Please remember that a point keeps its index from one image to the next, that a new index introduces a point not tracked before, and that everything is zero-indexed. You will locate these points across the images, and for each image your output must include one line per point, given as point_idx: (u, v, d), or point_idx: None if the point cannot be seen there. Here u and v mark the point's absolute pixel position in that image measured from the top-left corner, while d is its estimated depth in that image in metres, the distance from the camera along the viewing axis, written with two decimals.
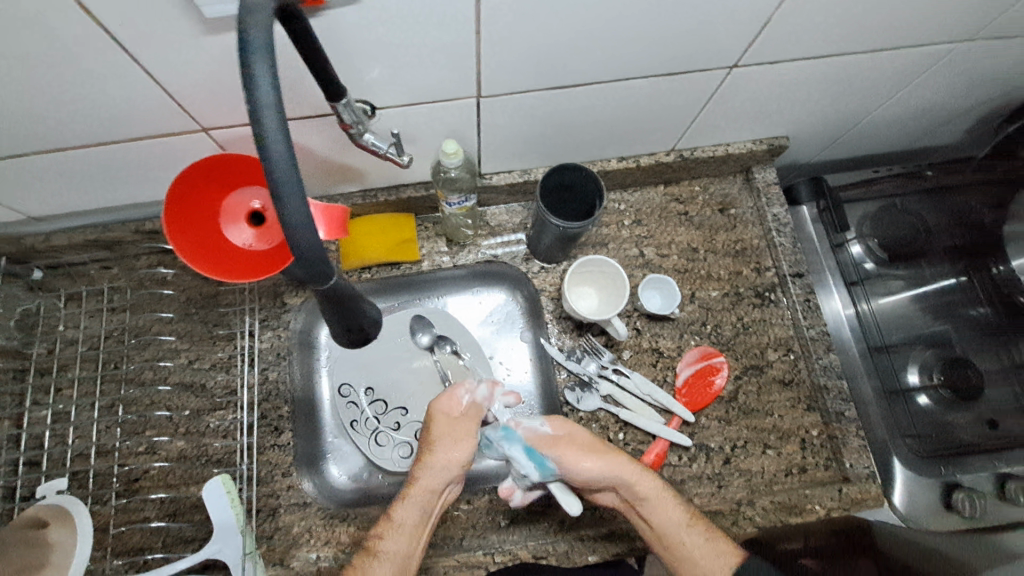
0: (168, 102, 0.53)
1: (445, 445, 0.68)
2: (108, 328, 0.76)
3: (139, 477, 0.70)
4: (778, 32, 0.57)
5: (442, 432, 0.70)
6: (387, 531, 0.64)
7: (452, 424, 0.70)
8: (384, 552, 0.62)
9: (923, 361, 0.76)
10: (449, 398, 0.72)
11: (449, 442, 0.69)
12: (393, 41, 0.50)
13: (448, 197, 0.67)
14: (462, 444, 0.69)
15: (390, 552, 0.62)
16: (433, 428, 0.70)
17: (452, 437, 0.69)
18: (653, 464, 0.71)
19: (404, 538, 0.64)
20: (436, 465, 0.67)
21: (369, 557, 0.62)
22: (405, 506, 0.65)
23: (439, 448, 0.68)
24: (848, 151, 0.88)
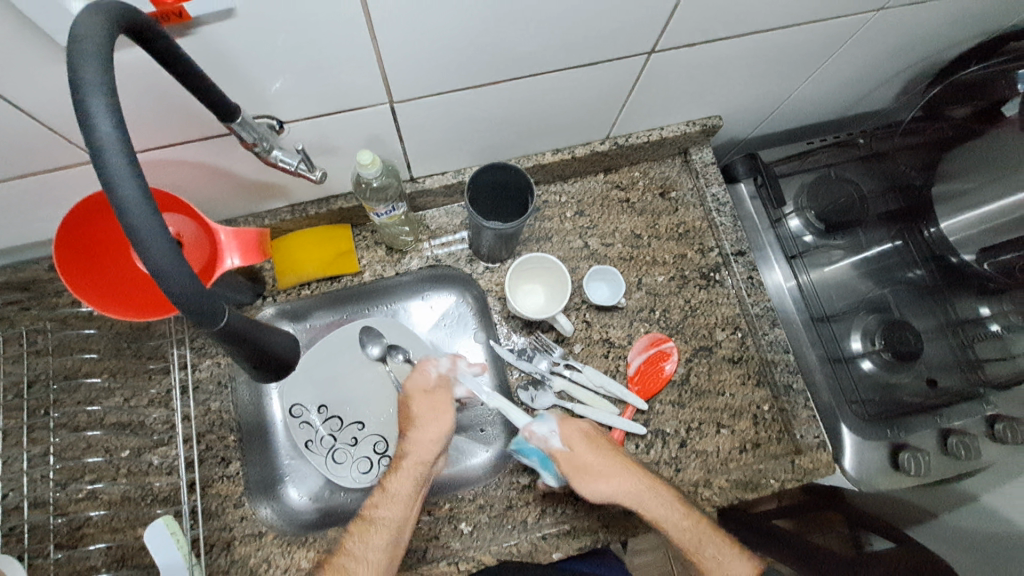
0: (46, 134, 0.49)
1: (425, 418, 0.73)
2: (32, 373, 0.71)
3: (81, 525, 0.67)
4: (690, 14, 0.56)
5: (421, 411, 0.74)
6: (380, 501, 0.68)
7: (428, 397, 0.75)
8: (377, 518, 0.66)
9: (866, 327, 0.77)
10: (423, 373, 0.76)
11: (428, 416, 0.73)
12: (283, 52, 0.47)
13: (375, 209, 0.65)
14: (440, 416, 0.73)
15: (386, 518, 0.66)
16: (411, 406, 0.74)
17: (428, 408, 0.74)
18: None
19: (400, 507, 0.67)
20: (420, 436, 0.72)
21: (365, 524, 0.66)
22: (397, 477, 0.69)
23: (421, 422, 0.73)
24: (783, 124, 0.88)
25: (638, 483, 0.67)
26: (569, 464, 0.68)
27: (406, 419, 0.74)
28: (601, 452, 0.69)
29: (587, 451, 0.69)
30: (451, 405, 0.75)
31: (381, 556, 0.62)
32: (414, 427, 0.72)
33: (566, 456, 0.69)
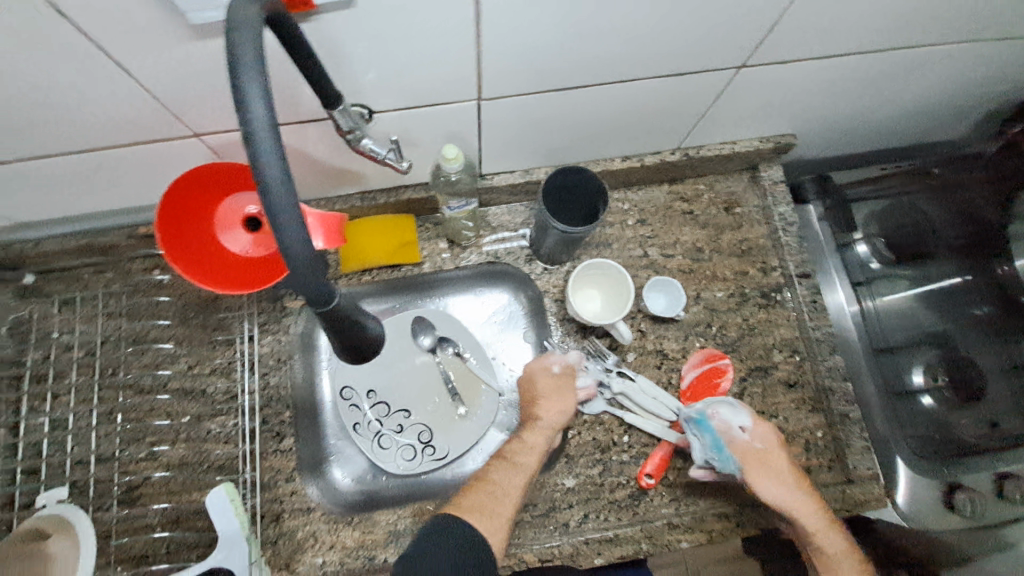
0: (155, 108, 0.51)
1: (551, 396, 0.71)
2: (104, 334, 0.74)
3: (139, 485, 0.69)
4: (788, 31, 0.55)
5: (543, 389, 0.72)
6: (519, 449, 0.68)
7: (556, 380, 0.73)
8: (521, 466, 0.67)
9: (928, 361, 0.75)
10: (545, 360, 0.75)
11: (548, 393, 0.72)
12: (389, 46, 0.48)
13: (448, 202, 0.66)
14: (568, 398, 0.71)
15: (526, 466, 0.67)
16: (537, 382, 0.73)
17: (552, 380, 0.73)
18: (658, 468, 0.71)
19: (535, 456, 0.68)
20: (549, 407, 0.70)
21: (506, 466, 0.67)
22: (534, 430, 0.69)
23: (547, 394, 0.71)
24: (856, 147, 0.86)
25: (801, 499, 0.66)
26: (757, 458, 0.67)
27: (531, 394, 0.73)
28: (775, 455, 0.68)
29: (772, 451, 0.68)
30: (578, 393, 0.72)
31: (518, 496, 0.65)
32: (540, 400, 0.71)
33: (749, 450, 0.68)
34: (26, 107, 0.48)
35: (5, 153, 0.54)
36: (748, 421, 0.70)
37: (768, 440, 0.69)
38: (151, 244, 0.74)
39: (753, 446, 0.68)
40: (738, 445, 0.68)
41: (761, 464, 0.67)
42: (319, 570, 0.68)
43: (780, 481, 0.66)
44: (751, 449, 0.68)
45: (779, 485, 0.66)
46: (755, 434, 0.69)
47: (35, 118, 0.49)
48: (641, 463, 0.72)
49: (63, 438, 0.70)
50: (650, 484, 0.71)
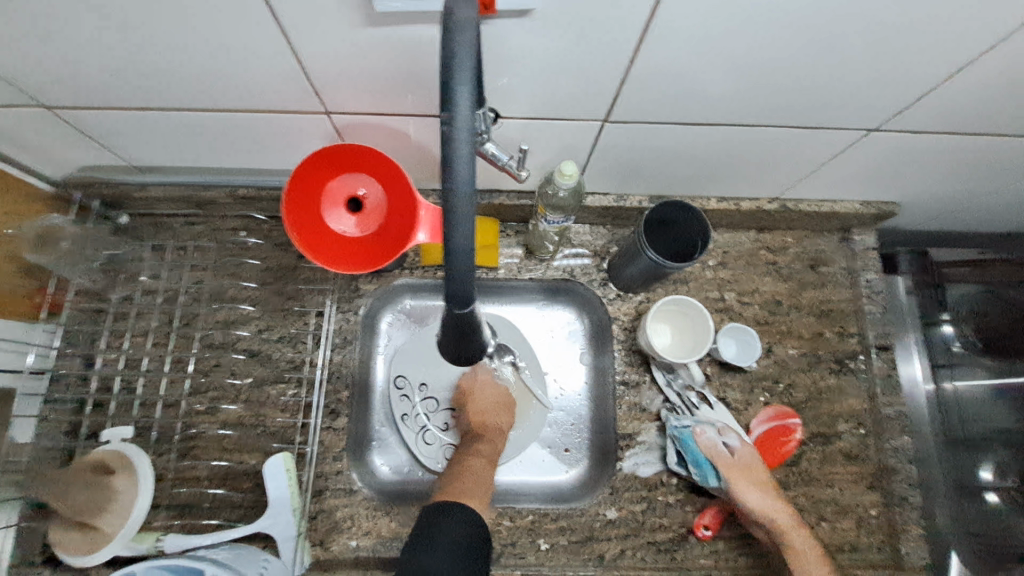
0: (303, 82, 0.52)
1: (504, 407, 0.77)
2: (187, 284, 0.77)
3: (195, 436, 0.71)
4: (933, 103, 0.54)
5: (486, 400, 0.77)
6: (485, 447, 0.72)
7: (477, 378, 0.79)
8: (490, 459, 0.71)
9: (1000, 459, 0.72)
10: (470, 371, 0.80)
11: (496, 404, 0.77)
12: (546, 57, 0.48)
13: (549, 214, 0.66)
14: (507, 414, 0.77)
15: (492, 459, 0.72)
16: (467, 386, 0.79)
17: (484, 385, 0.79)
18: (716, 520, 0.69)
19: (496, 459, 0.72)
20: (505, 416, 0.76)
21: (481, 462, 0.71)
22: (484, 429, 0.74)
23: (480, 394, 0.78)
24: (954, 226, 0.84)
25: (786, 515, 0.66)
26: (736, 471, 0.68)
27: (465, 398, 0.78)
28: (760, 470, 0.69)
29: (756, 466, 0.69)
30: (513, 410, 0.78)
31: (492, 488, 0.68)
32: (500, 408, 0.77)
33: (730, 463, 0.68)
34: (187, 62, 0.50)
35: (147, 101, 0.56)
36: (735, 440, 0.70)
37: (750, 458, 0.69)
38: (247, 207, 0.77)
39: (736, 461, 0.69)
40: (717, 456, 0.68)
41: (743, 476, 0.68)
42: (352, 553, 0.68)
43: (761, 495, 0.67)
44: (730, 460, 0.68)
45: (758, 497, 0.66)
46: (733, 448, 0.70)
47: (190, 74, 0.51)
48: (699, 514, 0.71)
49: (134, 377, 0.73)
50: (707, 536, 0.69)
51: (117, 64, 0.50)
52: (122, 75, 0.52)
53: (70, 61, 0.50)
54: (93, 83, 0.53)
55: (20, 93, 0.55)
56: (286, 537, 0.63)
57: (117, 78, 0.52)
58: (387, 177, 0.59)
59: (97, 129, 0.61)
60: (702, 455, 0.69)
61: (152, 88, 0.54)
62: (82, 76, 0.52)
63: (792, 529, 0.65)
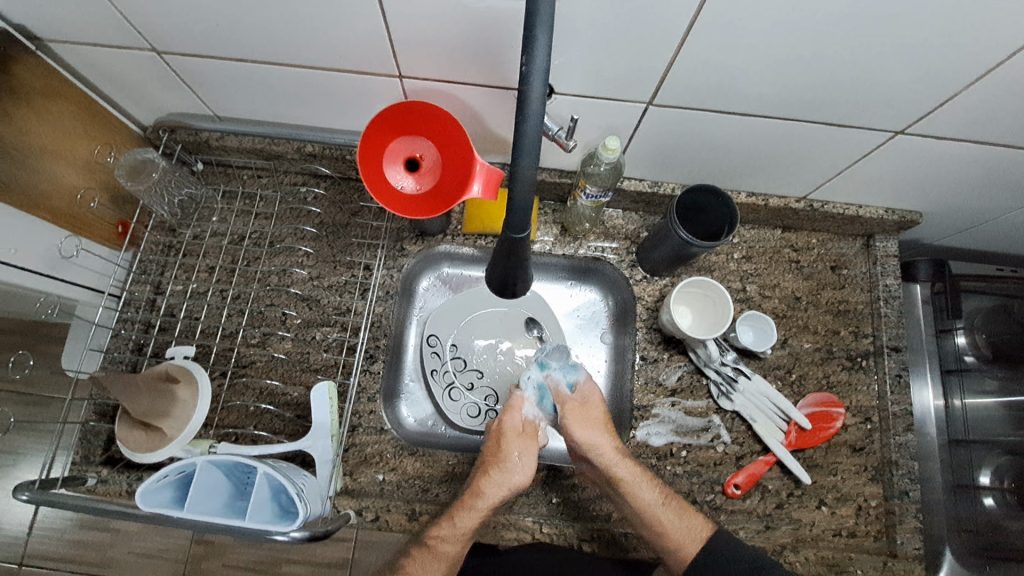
0: (383, 44, 0.59)
1: (514, 463, 0.69)
2: (250, 230, 0.84)
3: (246, 364, 0.78)
4: (956, 109, 0.59)
5: (505, 452, 0.70)
6: (448, 536, 0.65)
7: (521, 441, 0.71)
8: (442, 555, 0.64)
9: (998, 465, 0.75)
10: (517, 415, 0.74)
11: (508, 462, 0.69)
12: (603, 37, 0.54)
13: (587, 188, 0.72)
14: (517, 476, 0.68)
15: (447, 555, 0.64)
16: (502, 446, 0.70)
17: (518, 454, 0.70)
18: (747, 480, 0.74)
19: (459, 543, 0.65)
20: (500, 477, 0.68)
21: (428, 556, 0.64)
22: (466, 512, 0.66)
23: (508, 465, 0.69)
24: (976, 241, 0.87)
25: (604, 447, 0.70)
26: (573, 410, 0.73)
27: (494, 459, 0.70)
28: (596, 409, 0.74)
29: (594, 406, 0.74)
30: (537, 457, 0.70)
31: None
32: (498, 467, 0.68)
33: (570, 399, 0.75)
34: (288, 19, 0.57)
35: (244, 53, 0.63)
36: (757, 416, 0.77)
37: (589, 393, 0.76)
38: (312, 163, 0.84)
39: (575, 398, 0.75)
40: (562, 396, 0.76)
41: (578, 413, 0.73)
42: (378, 485, 0.74)
43: (586, 429, 0.71)
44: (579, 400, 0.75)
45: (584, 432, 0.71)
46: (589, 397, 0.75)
47: (288, 31, 0.59)
48: (731, 474, 0.75)
49: (196, 307, 0.80)
50: (735, 494, 0.74)
51: (227, 15, 0.57)
52: (229, 27, 0.59)
53: (189, 11, 0.57)
54: (202, 33, 0.61)
55: (138, 38, 0.62)
56: (324, 458, 0.69)
57: (224, 29, 0.59)
58: (444, 140, 0.65)
59: (196, 77, 0.69)
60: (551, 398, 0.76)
61: (252, 43, 0.61)
62: (195, 26, 0.59)
63: (615, 468, 0.69)
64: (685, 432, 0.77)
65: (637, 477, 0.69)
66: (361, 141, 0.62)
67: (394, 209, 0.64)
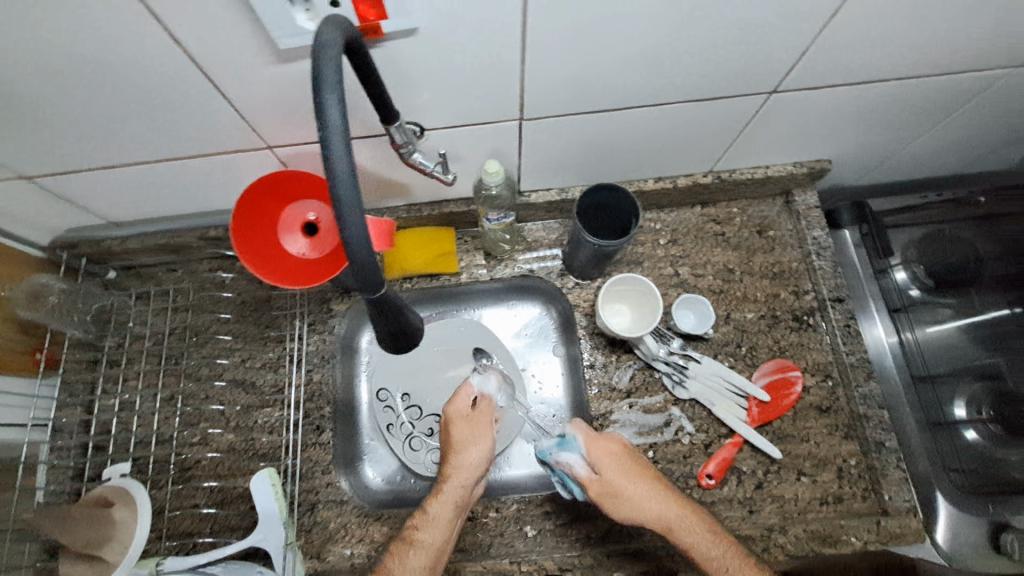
0: (238, 121, 0.58)
1: (467, 442, 0.71)
2: (171, 327, 0.82)
3: (190, 466, 0.75)
4: (817, 59, 0.58)
5: (458, 434, 0.72)
6: (423, 523, 0.65)
7: (468, 424, 0.73)
8: (420, 543, 0.63)
9: (972, 393, 0.73)
10: (463, 400, 0.75)
11: (462, 441, 0.71)
12: (445, 68, 0.53)
13: (488, 214, 0.71)
14: (480, 444, 0.71)
15: (427, 543, 0.63)
16: (451, 432, 0.72)
17: (469, 436, 0.72)
18: (720, 468, 0.72)
19: (440, 531, 0.64)
20: (460, 459, 0.69)
21: (407, 547, 0.63)
22: (440, 501, 0.66)
23: (461, 448, 0.71)
24: (893, 175, 0.86)
25: (667, 509, 0.65)
26: (602, 490, 0.66)
27: (448, 445, 0.71)
28: (626, 477, 0.67)
29: (614, 474, 0.67)
30: (490, 429, 0.73)
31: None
32: (455, 452, 0.70)
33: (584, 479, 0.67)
34: (134, 117, 0.56)
35: (111, 158, 0.62)
36: (716, 399, 0.75)
37: (607, 455, 0.69)
38: (220, 247, 0.82)
39: (600, 476, 0.67)
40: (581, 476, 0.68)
41: (603, 492, 0.67)
42: (347, 561, 0.70)
43: (624, 508, 0.65)
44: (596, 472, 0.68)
45: (621, 512, 0.65)
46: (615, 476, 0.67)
47: (138, 128, 0.58)
48: (702, 464, 0.73)
49: (130, 418, 0.78)
50: (711, 485, 0.72)
51: (76, 127, 0.56)
52: (85, 139, 0.58)
53: (38, 130, 0.56)
54: (57, 148, 0.59)
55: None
56: (277, 550, 0.66)
57: (80, 141, 0.59)
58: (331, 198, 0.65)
59: (73, 191, 0.68)
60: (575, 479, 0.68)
61: (110, 147, 0.60)
62: (45, 143, 0.58)
63: (677, 530, 0.64)
64: (647, 431, 0.75)
65: (703, 538, 0.62)
66: (244, 210, 0.62)
67: (281, 278, 0.62)
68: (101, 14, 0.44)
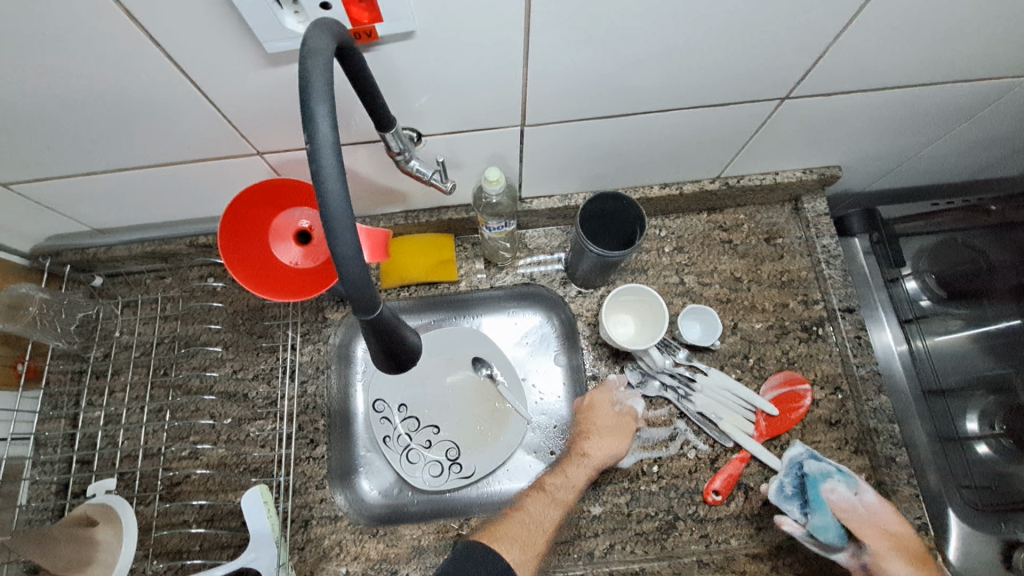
0: (226, 127, 0.55)
1: (604, 432, 0.73)
2: (160, 336, 0.79)
3: (179, 482, 0.73)
4: (833, 64, 0.56)
5: (603, 421, 0.74)
6: (561, 484, 0.71)
7: (609, 416, 0.74)
8: (557, 499, 0.70)
9: (984, 407, 0.70)
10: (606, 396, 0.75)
11: (610, 428, 0.73)
12: (443, 72, 0.51)
13: (488, 222, 0.68)
14: (618, 439, 0.72)
15: (563, 501, 0.70)
16: (596, 415, 0.75)
17: (609, 424, 0.73)
18: (727, 483, 0.70)
19: (574, 491, 0.70)
20: (597, 444, 0.72)
21: (544, 497, 0.71)
22: (577, 467, 0.72)
23: (602, 432, 0.73)
24: (904, 181, 0.84)
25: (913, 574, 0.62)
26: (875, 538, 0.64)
27: (592, 426, 0.74)
28: (899, 536, 0.64)
29: (896, 531, 0.64)
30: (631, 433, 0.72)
31: (550, 531, 0.67)
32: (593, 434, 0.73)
33: (866, 524, 0.64)
34: (116, 123, 0.53)
35: (92, 164, 0.59)
36: (723, 413, 0.73)
37: (885, 511, 0.65)
38: (211, 254, 0.80)
39: (874, 523, 0.64)
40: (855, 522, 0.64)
41: (881, 542, 0.63)
42: None
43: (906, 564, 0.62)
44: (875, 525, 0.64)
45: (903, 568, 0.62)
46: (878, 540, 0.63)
47: (121, 135, 0.55)
48: (708, 479, 0.71)
49: (116, 432, 0.75)
50: (718, 501, 0.70)
51: (54, 134, 0.53)
52: (65, 145, 0.55)
53: (14, 136, 0.53)
54: (35, 155, 0.56)
55: None
56: (269, 571, 0.64)
57: (60, 147, 0.56)
58: None
59: (56, 199, 0.65)
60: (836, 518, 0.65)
61: (90, 153, 0.57)
62: (22, 150, 0.55)
63: None
64: (652, 445, 0.73)
65: None
66: (231, 220, 0.59)
67: (272, 291, 0.60)
68: (74, 17, 0.41)
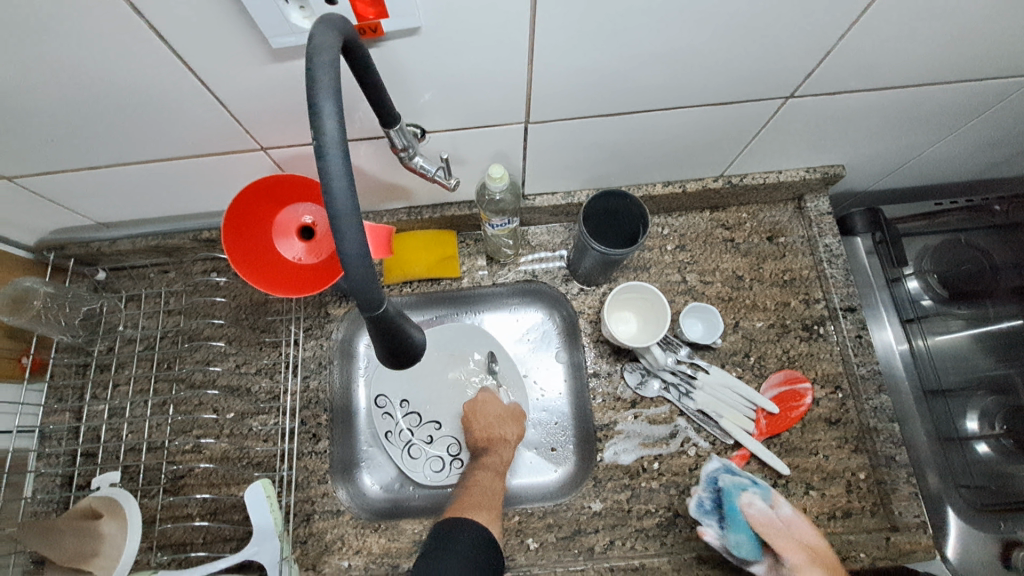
0: (231, 122, 0.55)
1: (502, 420, 0.79)
2: (163, 330, 0.79)
3: (182, 475, 0.73)
4: (838, 64, 0.56)
5: (488, 414, 0.79)
6: (486, 466, 0.74)
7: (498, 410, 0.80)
8: (482, 478, 0.72)
9: (984, 407, 0.71)
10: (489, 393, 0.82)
11: (500, 417, 0.79)
12: (448, 69, 0.51)
13: (491, 219, 0.68)
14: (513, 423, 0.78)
15: (487, 480, 0.72)
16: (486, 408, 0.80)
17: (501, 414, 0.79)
18: None
19: (497, 472, 0.73)
20: (505, 431, 0.77)
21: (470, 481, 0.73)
22: (497, 451, 0.75)
23: (498, 421, 0.79)
24: (907, 180, 0.84)
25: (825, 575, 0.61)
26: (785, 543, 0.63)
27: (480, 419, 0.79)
28: (814, 544, 0.64)
29: (808, 538, 0.64)
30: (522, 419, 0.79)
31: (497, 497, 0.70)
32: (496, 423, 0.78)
33: (781, 533, 0.64)
34: (120, 118, 0.53)
35: (97, 159, 0.59)
36: (724, 411, 0.73)
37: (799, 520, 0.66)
38: (214, 249, 0.80)
39: (783, 529, 0.65)
40: (771, 533, 0.64)
41: (792, 548, 0.63)
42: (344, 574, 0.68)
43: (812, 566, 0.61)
44: (790, 538, 0.64)
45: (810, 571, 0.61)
46: (790, 552, 0.63)
47: (125, 129, 0.55)
48: None
49: (120, 425, 0.75)
50: None
51: (60, 128, 0.54)
52: (70, 140, 0.56)
53: (19, 130, 0.53)
54: (39, 149, 0.57)
55: None
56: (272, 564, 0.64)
57: (65, 142, 0.56)
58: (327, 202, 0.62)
59: (61, 193, 0.65)
60: (752, 529, 0.65)
61: (95, 148, 0.57)
62: (27, 145, 0.55)
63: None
64: (652, 442, 0.73)
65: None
66: (236, 214, 0.60)
67: (274, 286, 0.60)
68: (80, 12, 0.41)
